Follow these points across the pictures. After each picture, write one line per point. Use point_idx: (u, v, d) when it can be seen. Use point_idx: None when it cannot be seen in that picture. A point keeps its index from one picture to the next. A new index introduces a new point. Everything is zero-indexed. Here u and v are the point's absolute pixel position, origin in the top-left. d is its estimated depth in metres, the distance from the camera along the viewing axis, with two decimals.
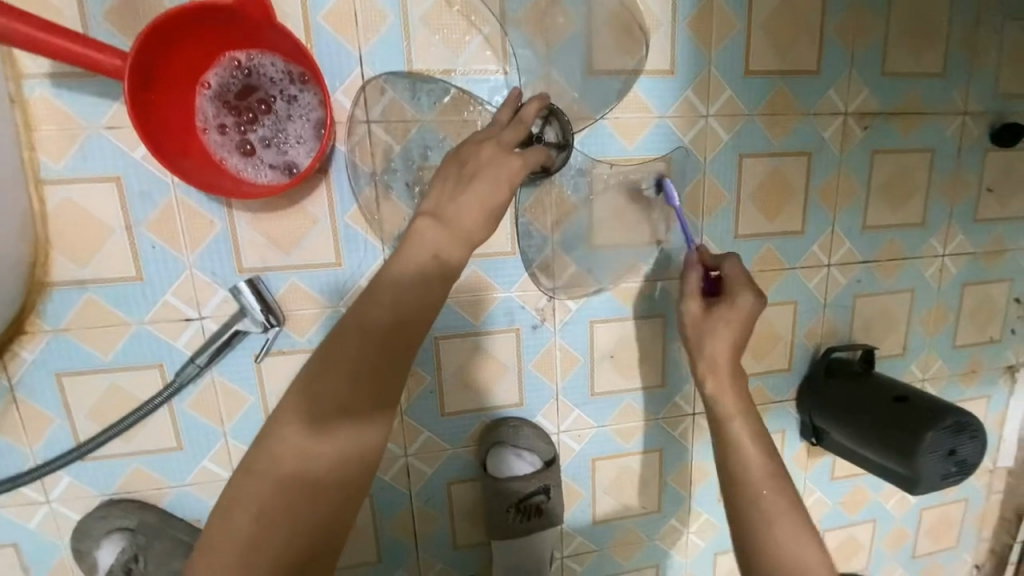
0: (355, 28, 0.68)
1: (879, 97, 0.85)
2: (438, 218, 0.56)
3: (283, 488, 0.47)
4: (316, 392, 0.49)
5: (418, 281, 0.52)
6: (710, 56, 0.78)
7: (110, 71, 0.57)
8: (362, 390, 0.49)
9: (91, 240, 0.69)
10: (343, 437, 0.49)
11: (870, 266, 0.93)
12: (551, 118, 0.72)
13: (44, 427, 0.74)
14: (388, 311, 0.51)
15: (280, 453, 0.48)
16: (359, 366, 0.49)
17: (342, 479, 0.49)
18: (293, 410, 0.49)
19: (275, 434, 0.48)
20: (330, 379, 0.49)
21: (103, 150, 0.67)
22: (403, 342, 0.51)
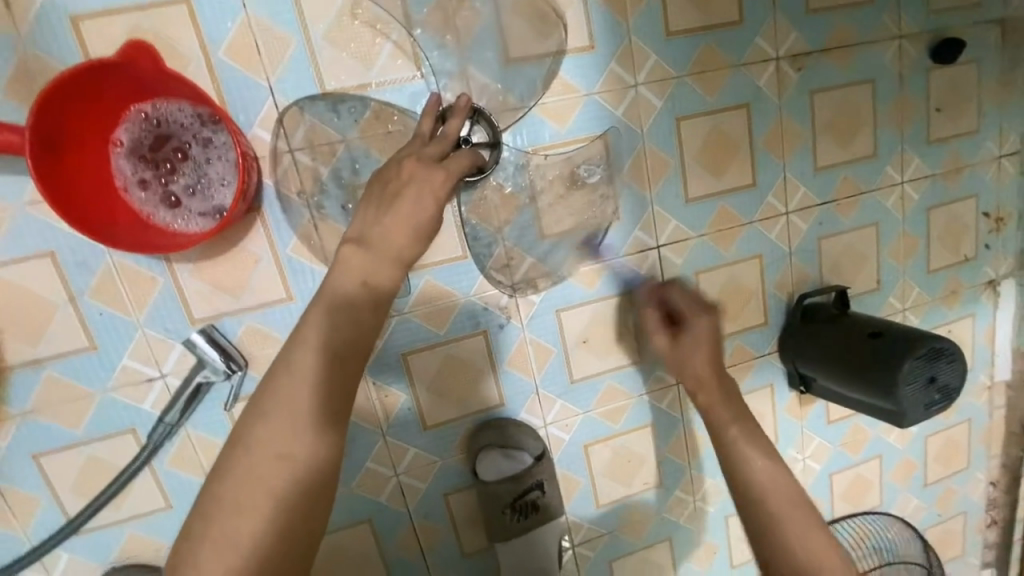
0: (259, 59, 0.66)
1: (809, 35, 0.84)
2: (364, 243, 0.55)
3: (240, 539, 0.47)
4: (261, 437, 0.50)
5: (347, 311, 0.53)
6: (627, 25, 0.76)
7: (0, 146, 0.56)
8: (305, 425, 0.50)
9: (39, 318, 0.68)
10: (293, 475, 0.49)
11: (829, 207, 0.91)
12: (478, 118, 0.72)
13: (32, 509, 0.74)
14: (323, 343, 0.52)
15: (234, 503, 0.48)
16: (295, 406, 0.50)
17: (295, 521, 0.49)
18: (241, 457, 0.50)
19: (225, 485, 0.49)
20: (267, 425, 0.50)
21: (30, 226, 0.66)
22: (341, 372, 0.52)
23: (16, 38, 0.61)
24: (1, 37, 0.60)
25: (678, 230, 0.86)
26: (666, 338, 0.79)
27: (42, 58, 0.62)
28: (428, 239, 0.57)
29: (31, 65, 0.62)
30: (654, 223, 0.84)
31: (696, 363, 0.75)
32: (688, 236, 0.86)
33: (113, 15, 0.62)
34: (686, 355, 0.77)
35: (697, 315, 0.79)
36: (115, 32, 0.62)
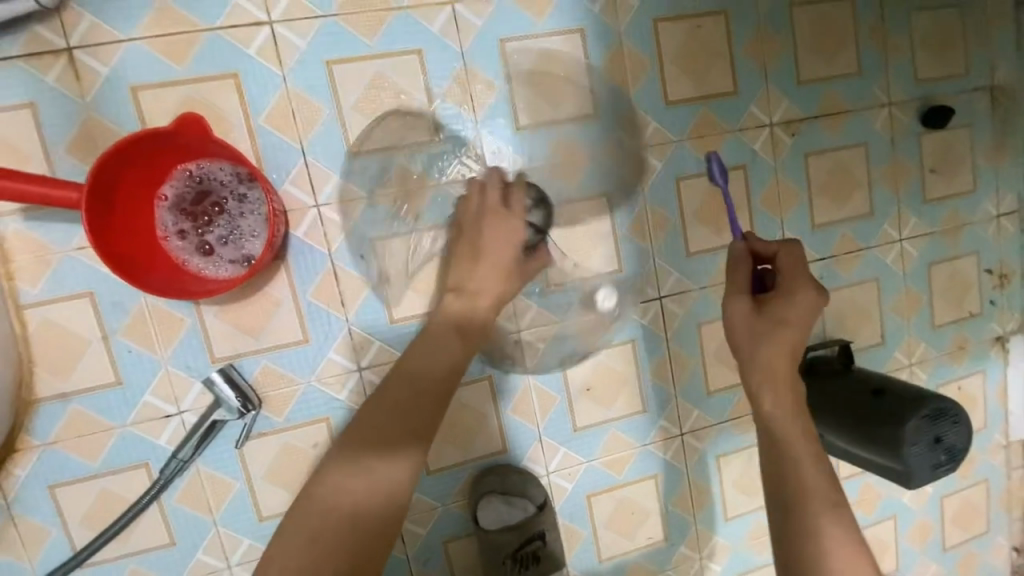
0: (293, 124, 0.73)
1: (801, 105, 0.89)
2: (459, 292, 0.71)
3: (328, 530, 0.58)
4: (353, 450, 0.62)
5: (436, 352, 0.67)
6: (629, 96, 0.83)
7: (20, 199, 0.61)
8: (387, 443, 0.62)
9: (71, 354, 0.73)
10: (373, 483, 0.60)
11: (828, 263, 0.94)
12: (540, 205, 0.80)
13: (43, 540, 0.76)
14: (413, 378, 0.65)
15: (323, 502, 0.59)
16: (382, 427, 0.63)
17: (370, 522, 0.59)
18: (335, 472, 0.61)
19: (319, 495, 0.60)
20: (358, 440, 0.62)
21: (73, 269, 0.71)
22: (423, 402, 0.64)
23: (81, 105, 0.69)
24: (70, 105, 0.68)
25: (680, 282, 0.89)
26: (749, 307, 0.70)
27: (102, 122, 0.69)
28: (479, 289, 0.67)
29: (92, 129, 0.69)
30: (656, 275, 0.88)
31: (774, 350, 0.67)
32: (691, 288, 0.89)
33: (167, 86, 0.70)
34: (763, 337, 0.67)
35: (797, 288, 0.70)
36: (168, 101, 0.70)
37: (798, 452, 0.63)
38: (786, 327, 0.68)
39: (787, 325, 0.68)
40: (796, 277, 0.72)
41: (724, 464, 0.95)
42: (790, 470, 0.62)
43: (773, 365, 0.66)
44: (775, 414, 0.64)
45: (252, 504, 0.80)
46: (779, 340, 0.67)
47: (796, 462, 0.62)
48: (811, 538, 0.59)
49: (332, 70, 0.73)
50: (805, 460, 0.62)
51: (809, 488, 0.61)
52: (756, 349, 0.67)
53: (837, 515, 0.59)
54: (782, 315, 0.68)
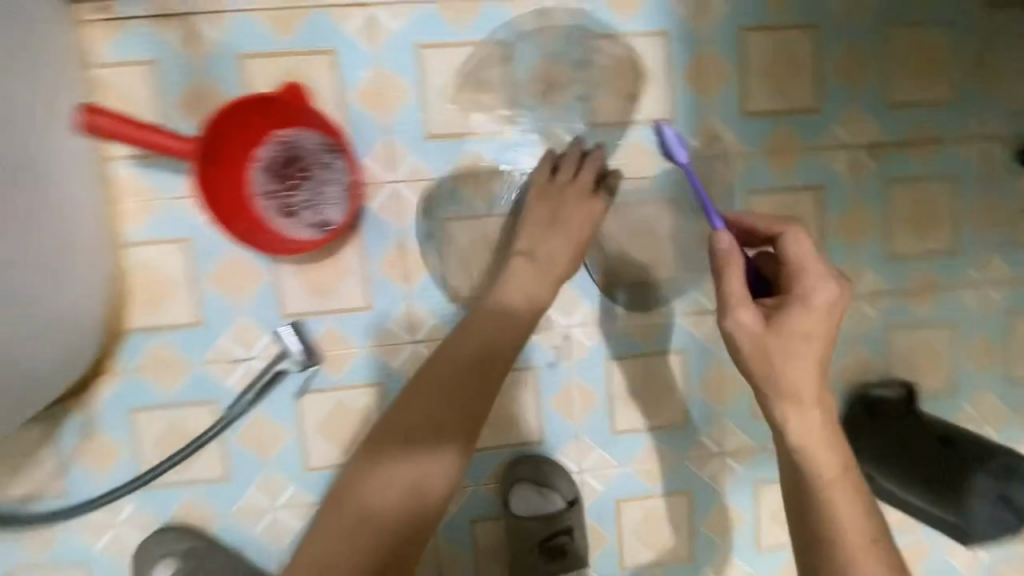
0: (380, 102, 0.78)
1: (890, 129, 0.85)
2: (531, 256, 0.76)
3: (389, 487, 0.69)
4: (406, 422, 0.71)
5: (482, 334, 0.74)
6: (708, 104, 0.82)
7: (113, 134, 0.68)
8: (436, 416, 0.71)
9: (160, 292, 0.80)
10: (425, 451, 0.70)
11: (900, 298, 0.89)
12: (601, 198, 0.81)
13: (115, 457, 0.84)
14: (460, 360, 0.73)
15: (383, 463, 0.70)
16: (432, 402, 0.72)
17: (422, 483, 0.70)
18: (391, 451, 0.70)
19: (377, 471, 0.70)
20: (411, 412, 0.72)
21: (173, 215, 0.78)
22: (468, 383, 0.72)
23: (195, 66, 0.75)
24: (186, 65, 0.75)
25: None
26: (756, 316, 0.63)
27: (210, 83, 0.75)
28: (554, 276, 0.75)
29: (202, 89, 0.75)
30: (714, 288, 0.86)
31: (791, 368, 0.63)
32: None
33: (272, 56, 0.75)
34: (773, 353, 0.63)
35: (814, 284, 0.64)
36: (273, 71, 0.76)
37: (828, 479, 0.63)
38: (800, 336, 0.63)
39: (806, 340, 0.63)
40: (811, 267, 0.65)
41: (762, 491, 0.92)
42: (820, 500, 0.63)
43: (792, 383, 0.63)
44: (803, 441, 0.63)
45: (300, 454, 0.85)
46: (793, 358, 0.63)
47: (832, 500, 0.62)
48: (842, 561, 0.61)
49: (422, 54, 0.77)
50: (834, 487, 0.63)
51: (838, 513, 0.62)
52: (766, 370, 0.63)
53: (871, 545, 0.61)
54: (796, 325, 0.63)
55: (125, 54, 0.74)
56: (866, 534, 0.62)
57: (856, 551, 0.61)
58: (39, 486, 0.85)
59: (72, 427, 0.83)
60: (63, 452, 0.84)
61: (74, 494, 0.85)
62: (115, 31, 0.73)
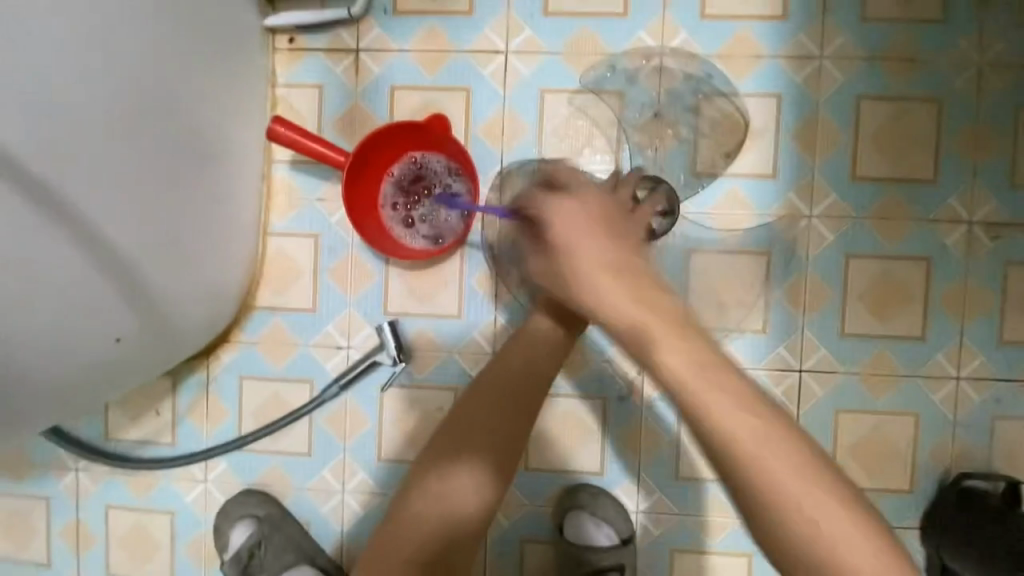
0: (500, 135, 0.86)
1: (1013, 208, 0.82)
2: None
3: (436, 509, 0.67)
4: (456, 442, 0.70)
5: (532, 352, 0.72)
6: (814, 165, 0.83)
7: (287, 141, 0.80)
8: (488, 435, 0.70)
9: (288, 278, 0.92)
10: (474, 470, 0.68)
11: (1012, 387, 0.83)
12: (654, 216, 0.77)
13: (221, 418, 0.95)
14: (511, 378, 0.72)
15: (433, 485, 0.68)
16: (485, 421, 0.70)
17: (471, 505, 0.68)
18: (438, 470, 0.68)
19: (423, 492, 0.68)
20: (462, 431, 0.70)
21: (311, 214, 0.90)
22: (520, 402, 0.71)
23: (352, 92, 0.88)
24: (345, 91, 0.88)
25: (824, 361, 0.85)
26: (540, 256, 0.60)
27: (362, 107, 0.88)
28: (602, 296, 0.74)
29: (354, 111, 0.88)
30: (800, 346, 0.85)
31: (588, 293, 0.56)
32: (835, 369, 0.85)
33: (417, 89, 0.87)
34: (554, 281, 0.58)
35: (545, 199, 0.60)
36: (415, 101, 0.87)
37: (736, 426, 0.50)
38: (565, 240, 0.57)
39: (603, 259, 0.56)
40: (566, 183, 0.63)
41: None
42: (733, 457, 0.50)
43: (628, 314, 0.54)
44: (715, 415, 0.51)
45: (375, 444, 0.92)
46: (602, 284, 0.55)
47: (752, 459, 0.50)
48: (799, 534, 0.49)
49: (544, 97, 0.86)
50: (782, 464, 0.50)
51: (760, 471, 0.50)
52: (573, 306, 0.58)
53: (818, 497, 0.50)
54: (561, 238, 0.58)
55: (299, 77, 0.88)
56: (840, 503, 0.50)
57: (783, 482, 0.49)
58: (156, 431, 0.97)
59: (192, 384, 0.96)
60: (181, 405, 0.96)
61: (181, 445, 0.97)
62: (295, 58, 0.88)
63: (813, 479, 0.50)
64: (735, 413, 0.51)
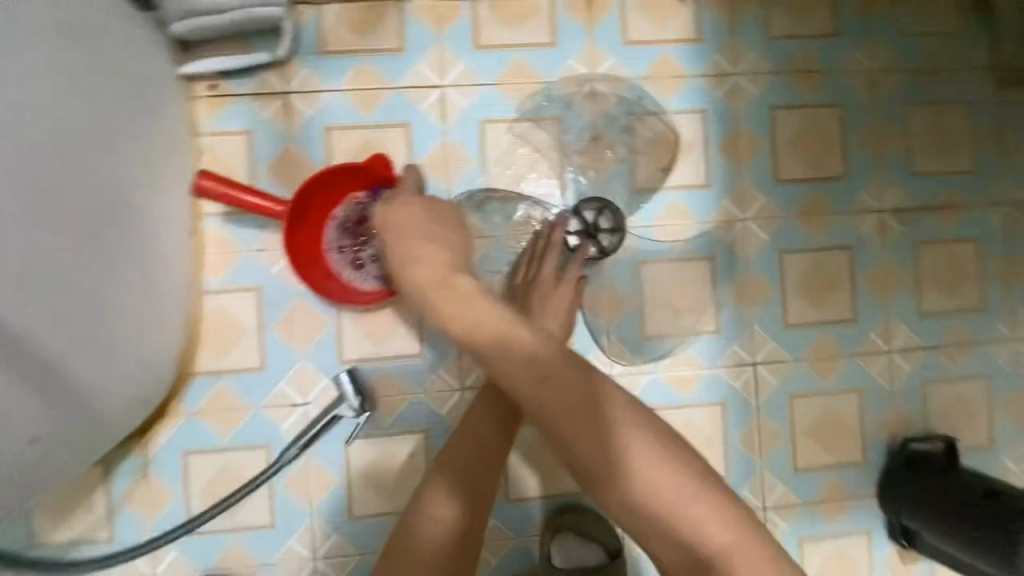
0: (444, 168, 0.86)
1: (912, 195, 0.92)
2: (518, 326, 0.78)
3: (440, 537, 0.68)
4: (452, 469, 0.73)
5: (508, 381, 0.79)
6: (742, 172, 0.89)
7: (216, 195, 0.77)
8: (479, 459, 0.74)
9: (230, 337, 0.85)
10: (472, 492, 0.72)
11: (935, 354, 0.92)
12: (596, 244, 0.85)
13: (166, 501, 0.86)
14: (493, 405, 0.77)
15: (434, 514, 0.69)
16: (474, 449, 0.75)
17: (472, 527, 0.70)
18: (439, 500, 0.70)
19: (426, 523, 0.69)
20: (456, 460, 0.74)
21: (249, 266, 0.85)
22: (502, 427, 0.77)
23: (284, 136, 0.84)
24: (274, 135, 0.84)
25: (775, 352, 0.90)
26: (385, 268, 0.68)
27: (296, 150, 0.84)
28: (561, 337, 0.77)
29: (287, 155, 0.84)
30: (752, 342, 0.90)
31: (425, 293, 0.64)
32: (786, 358, 0.90)
33: (353, 128, 0.84)
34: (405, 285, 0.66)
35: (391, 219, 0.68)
36: (351, 140, 0.84)
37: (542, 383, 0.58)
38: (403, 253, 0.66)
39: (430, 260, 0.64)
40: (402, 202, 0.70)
41: (807, 550, 0.91)
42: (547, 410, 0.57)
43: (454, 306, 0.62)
44: (561, 435, 0.56)
45: (346, 502, 0.86)
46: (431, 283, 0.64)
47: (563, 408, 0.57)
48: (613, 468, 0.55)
49: (485, 127, 0.86)
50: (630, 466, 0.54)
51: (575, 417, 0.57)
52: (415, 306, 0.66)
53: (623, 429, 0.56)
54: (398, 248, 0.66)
55: (224, 125, 0.83)
56: (691, 492, 0.54)
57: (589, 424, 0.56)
58: (88, 527, 0.85)
59: (128, 468, 0.86)
60: (117, 493, 0.86)
61: (120, 539, 0.86)
62: (218, 105, 0.83)
63: (630, 436, 0.56)
64: (536, 371, 0.59)
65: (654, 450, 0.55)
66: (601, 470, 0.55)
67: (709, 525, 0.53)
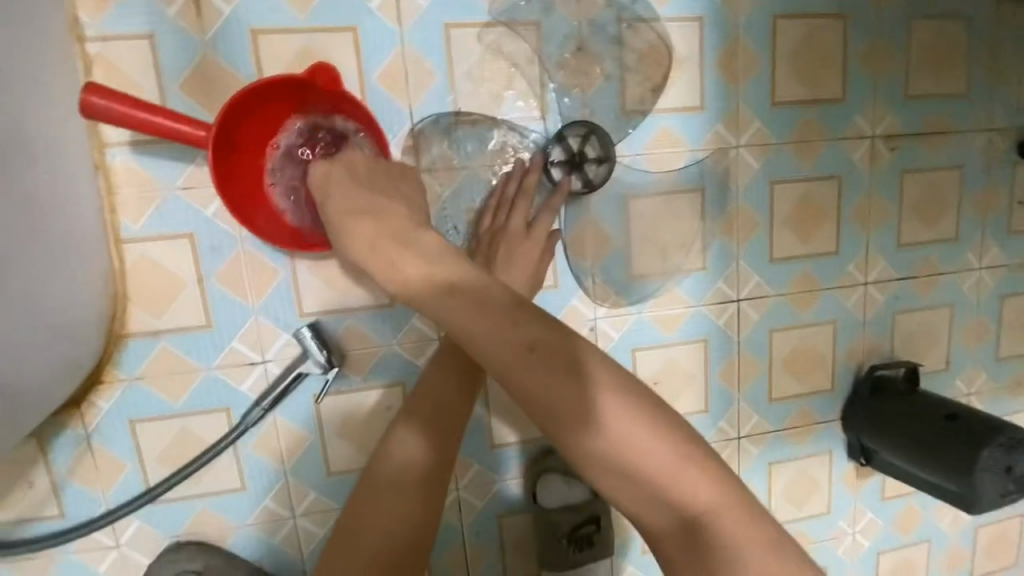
0: (405, 86, 0.73)
1: (904, 120, 0.88)
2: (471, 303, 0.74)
3: (395, 486, 0.65)
4: (412, 415, 0.69)
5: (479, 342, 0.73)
6: (736, 93, 0.81)
7: (118, 119, 0.60)
8: (443, 409, 0.70)
9: (165, 293, 0.73)
10: (432, 442, 0.68)
11: (907, 284, 0.93)
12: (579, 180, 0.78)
13: (117, 472, 0.78)
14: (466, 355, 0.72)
15: (391, 464, 0.66)
16: (441, 396, 0.71)
17: (429, 477, 0.67)
18: (395, 448, 0.67)
19: (383, 474, 0.66)
20: (418, 408, 0.70)
21: (178, 208, 0.71)
22: (472, 378, 0.72)
23: (200, 42, 0.67)
24: (188, 41, 0.67)
25: (759, 287, 0.88)
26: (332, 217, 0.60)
27: (219, 61, 0.68)
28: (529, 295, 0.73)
29: (208, 68, 0.68)
30: (737, 278, 0.87)
31: (372, 245, 0.55)
32: (768, 293, 0.89)
33: (289, 33, 0.69)
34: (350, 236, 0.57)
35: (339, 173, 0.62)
36: (288, 50, 0.69)
37: (528, 338, 0.50)
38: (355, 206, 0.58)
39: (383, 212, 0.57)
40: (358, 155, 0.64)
41: (776, 471, 0.96)
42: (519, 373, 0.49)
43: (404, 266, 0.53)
44: (535, 399, 0.49)
45: (321, 459, 0.82)
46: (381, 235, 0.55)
47: (539, 370, 0.49)
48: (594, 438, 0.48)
49: (451, 35, 0.72)
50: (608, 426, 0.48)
51: (555, 380, 0.49)
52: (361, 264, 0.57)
53: (612, 397, 0.49)
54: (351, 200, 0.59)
55: (118, 26, 0.66)
56: (681, 458, 0.48)
57: (572, 387, 0.49)
58: (30, 506, 0.77)
59: (65, 442, 0.76)
60: (57, 468, 0.77)
61: (70, 515, 0.78)
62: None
63: (616, 405, 0.49)
64: (522, 326, 0.50)
65: (638, 416, 0.48)
66: (577, 432, 0.49)
67: (697, 483, 0.48)
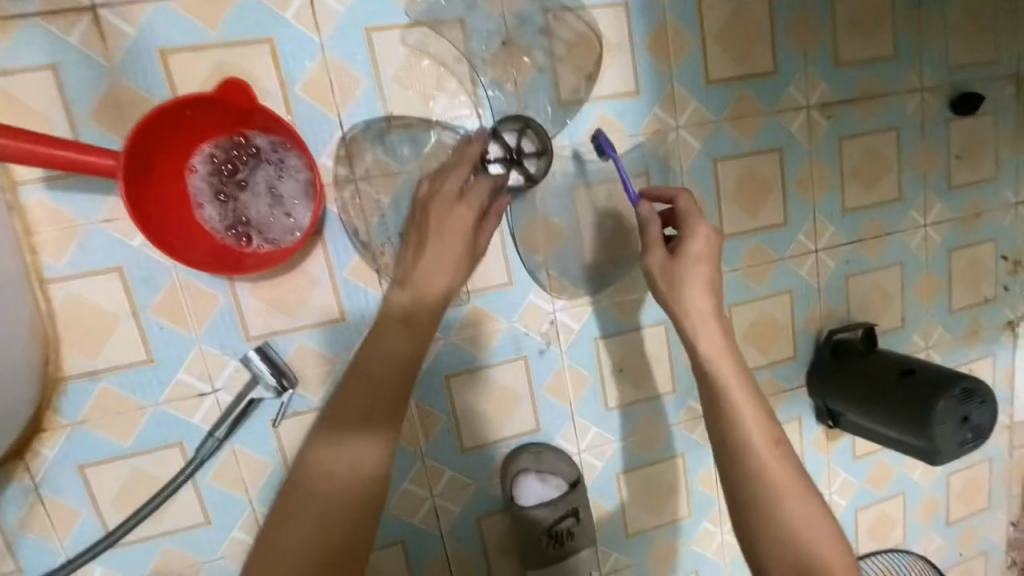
0: (331, 94, 0.70)
1: (838, 87, 0.89)
2: (405, 284, 0.70)
3: (327, 485, 0.64)
4: (343, 410, 0.66)
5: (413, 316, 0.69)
6: (670, 74, 0.81)
7: (12, 154, 0.55)
8: (376, 403, 0.67)
9: (101, 330, 0.70)
10: (367, 440, 0.66)
11: (856, 247, 0.95)
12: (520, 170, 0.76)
13: (73, 520, 0.75)
14: (403, 342, 0.68)
15: (323, 462, 0.65)
16: (373, 389, 0.67)
17: (363, 474, 0.64)
18: (328, 445, 0.65)
19: (316, 472, 0.64)
20: (349, 403, 0.66)
21: (102, 241, 0.68)
22: (409, 370, 0.68)
23: (106, 67, 0.64)
24: (92, 66, 0.64)
25: None
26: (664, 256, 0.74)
27: (128, 85, 0.65)
28: (466, 270, 0.71)
29: (116, 93, 0.65)
30: None
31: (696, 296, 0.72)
32: (723, 270, 0.89)
33: (200, 50, 0.66)
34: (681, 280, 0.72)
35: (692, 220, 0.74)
36: (200, 66, 0.66)
37: (736, 403, 0.70)
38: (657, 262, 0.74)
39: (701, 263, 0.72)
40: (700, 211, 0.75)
41: None
42: (731, 420, 0.70)
43: (702, 310, 0.72)
44: (750, 437, 0.69)
45: None
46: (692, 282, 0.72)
47: (736, 405, 0.70)
48: (751, 475, 0.68)
49: (372, 39, 0.71)
50: (771, 460, 0.68)
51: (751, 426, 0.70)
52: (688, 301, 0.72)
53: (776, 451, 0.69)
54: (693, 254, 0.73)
55: (14, 57, 0.62)
56: (808, 502, 0.67)
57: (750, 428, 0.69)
58: None
59: (13, 496, 0.73)
60: (7, 525, 0.73)
61: (28, 569, 0.75)
62: None
63: (783, 464, 0.69)
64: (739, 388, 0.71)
65: (795, 477, 0.68)
66: (737, 456, 0.69)
67: (820, 527, 0.66)
